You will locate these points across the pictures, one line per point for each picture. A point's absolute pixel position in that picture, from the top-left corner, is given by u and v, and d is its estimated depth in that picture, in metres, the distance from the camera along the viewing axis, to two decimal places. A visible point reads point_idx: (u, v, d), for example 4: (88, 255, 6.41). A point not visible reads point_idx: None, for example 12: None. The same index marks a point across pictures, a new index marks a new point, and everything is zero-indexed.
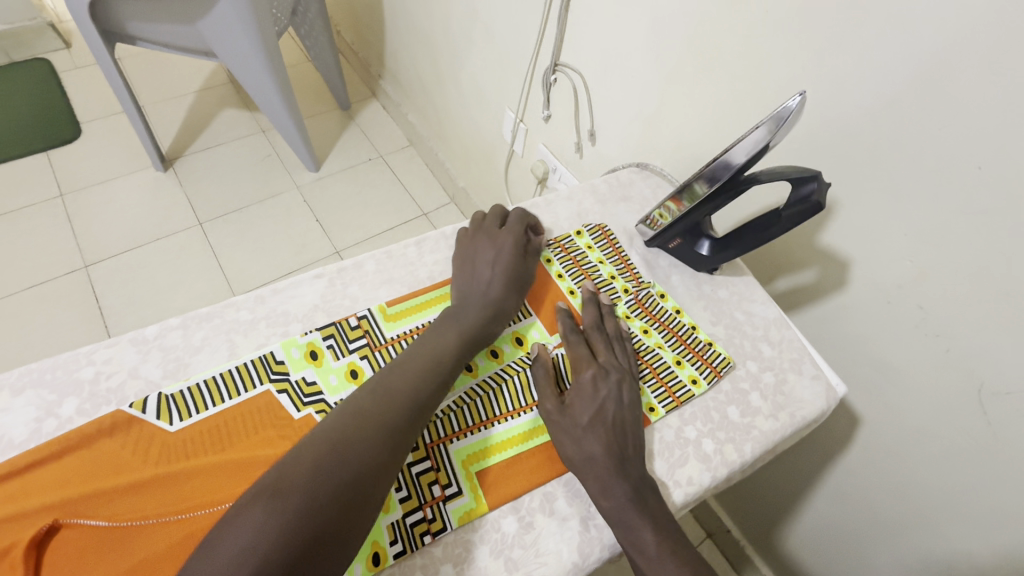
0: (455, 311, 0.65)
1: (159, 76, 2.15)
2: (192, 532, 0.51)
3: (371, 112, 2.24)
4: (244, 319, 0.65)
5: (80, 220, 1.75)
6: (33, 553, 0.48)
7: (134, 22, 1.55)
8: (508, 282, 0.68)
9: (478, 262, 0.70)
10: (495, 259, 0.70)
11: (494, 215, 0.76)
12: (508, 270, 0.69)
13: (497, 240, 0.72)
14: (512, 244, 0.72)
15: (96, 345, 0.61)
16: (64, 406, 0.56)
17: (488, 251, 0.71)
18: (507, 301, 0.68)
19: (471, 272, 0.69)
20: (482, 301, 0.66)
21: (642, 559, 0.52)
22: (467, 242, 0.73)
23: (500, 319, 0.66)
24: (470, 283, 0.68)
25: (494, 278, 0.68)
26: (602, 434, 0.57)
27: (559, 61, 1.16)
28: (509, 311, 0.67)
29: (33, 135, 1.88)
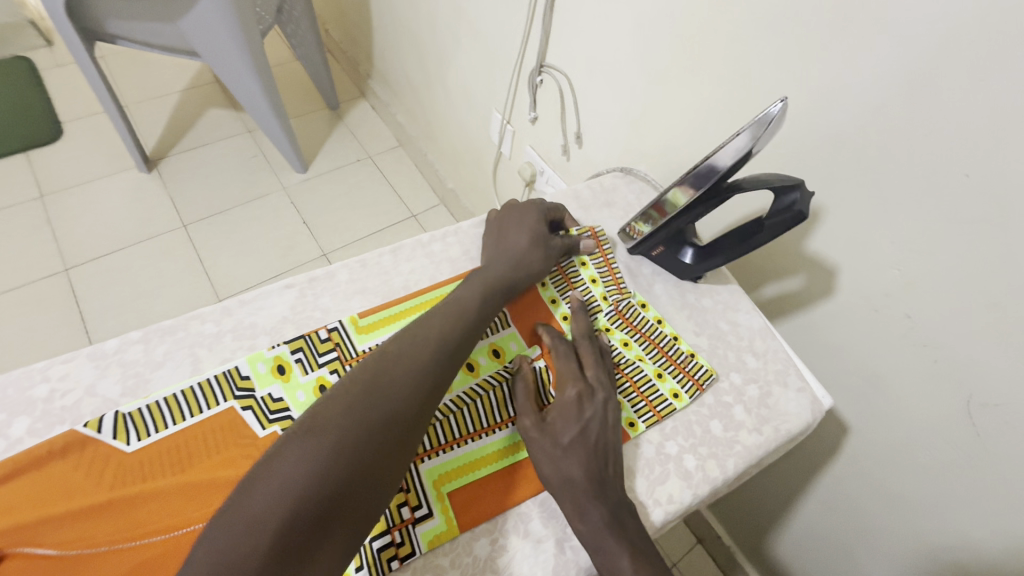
0: (481, 268, 0.67)
1: (142, 76, 2.11)
2: (142, 561, 0.49)
3: (359, 112, 2.21)
4: (209, 332, 0.63)
5: (60, 222, 1.71)
6: None
7: (113, 20, 1.52)
8: (534, 243, 0.70)
9: (507, 224, 0.72)
10: (523, 222, 0.72)
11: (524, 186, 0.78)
12: (534, 232, 0.71)
13: (525, 206, 0.74)
14: (539, 211, 0.73)
15: (52, 360, 0.58)
16: (15, 426, 0.54)
17: (516, 214, 0.73)
18: (533, 260, 0.69)
19: (499, 233, 0.71)
20: (508, 259, 0.68)
21: None
22: (500, 213, 0.75)
23: (524, 278, 0.67)
24: (497, 243, 0.70)
25: (522, 239, 0.70)
26: (585, 448, 0.56)
27: (545, 62, 1.14)
28: (533, 270, 0.68)
29: (12, 135, 1.84)
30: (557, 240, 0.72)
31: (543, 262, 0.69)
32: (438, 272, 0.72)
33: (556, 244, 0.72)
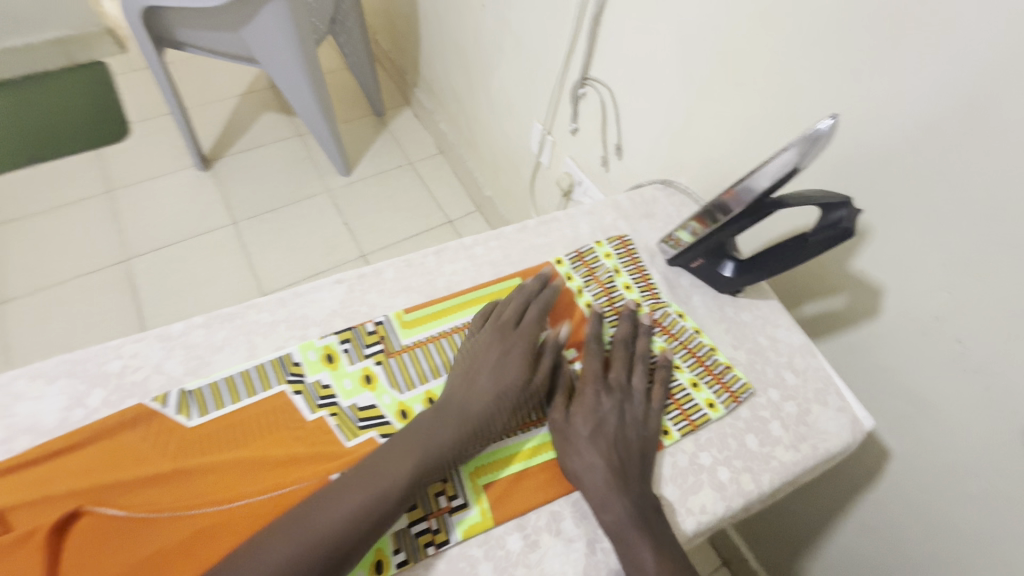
0: (423, 427, 0.56)
1: (204, 80, 2.25)
2: (199, 529, 0.52)
3: (403, 119, 2.29)
4: (265, 321, 0.67)
5: (124, 215, 1.83)
6: (56, 536, 0.50)
7: (182, 28, 1.63)
8: (504, 394, 0.60)
9: (479, 361, 0.63)
10: (500, 362, 0.62)
11: (517, 303, 0.68)
12: (507, 379, 0.61)
13: (506, 340, 0.64)
14: (524, 349, 0.63)
15: (125, 339, 0.63)
16: (92, 397, 0.59)
17: (494, 350, 0.63)
18: (491, 417, 0.59)
19: (469, 371, 0.62)
20: (467, 413, 0.58)
21: None
22: (474, 345, 0.65)
23: (472, 441, 0.57)
24: (462, 385, 0.61)
25: (485, 388, 0.60)
26: (604, 442, 0.57)
27: (589, 75, 1.16)
28: (494, 426, 0.59)
29: (85, 133, 1.98)
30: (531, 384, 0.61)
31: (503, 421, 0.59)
32: (479, 274, 0.74)
33: (526, 394, 0.61)
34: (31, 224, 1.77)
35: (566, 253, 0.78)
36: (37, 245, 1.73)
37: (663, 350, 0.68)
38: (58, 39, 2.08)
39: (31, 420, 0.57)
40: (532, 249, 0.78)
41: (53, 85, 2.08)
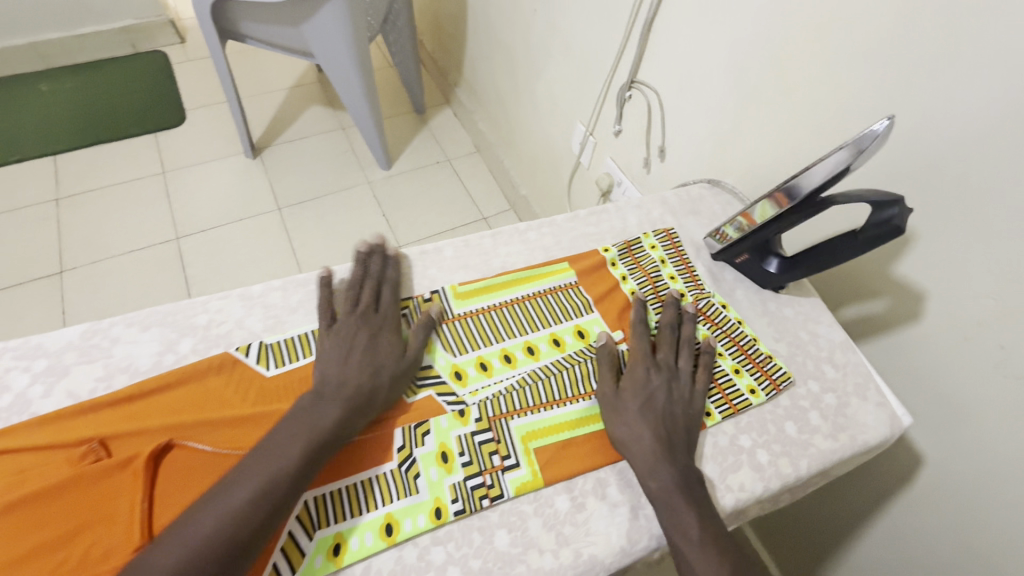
0: (306, 408, 0.56)
1: (258, 72, 2.35)
2: None
3: (444, 117, 2.36)
4: (335, 288, 0.72)
5: (177, 196, 1.93)
6: (151, 465, 0.56)
7: (246, 21, 1.73)
8: (381, 372, 0.61)
9: (347, 345, 0.62)
10: (370, 344, 0.63)
11: (372, 286, 0.69)
12: (379, 359, 0.62)
13: (370, 323, 0.65)
14: (389, 326, 0.66)
15: (211, 296, 0.70)
16: (182, 345, 0.65)
17: (361, 333, 0.64)
18: (375, 391, 0.60)
19: (340, 356, 0.61)
20: (348, 393, 0.58)
21: (685, 542, 0.54)
22: (337, 333, 0.63)
23: (362, 416, 0.58)
24: (335, 370, 0.60)
25: (361, 367, 0.60)
26: (653, 415, 0.61)
27: (636, 79, 1.20)
28: (379, 400, 0.60)
29: (146, 118, 2.10)
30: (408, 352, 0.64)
31: (390, 393, 0.61)
32: (531, 257, 0.78)
33: (403, 363, 0.63)
34: (93, 199, 1.88)
35: (614, 243, 0.81)
36: (97, 220, 1.84)
37: (707, 337, 0.71)
38: (125, 28, 2.20)
39: (129, 361, 0.63)
40: (581, 237, 0.82)
41: (118, 70, 2.20)
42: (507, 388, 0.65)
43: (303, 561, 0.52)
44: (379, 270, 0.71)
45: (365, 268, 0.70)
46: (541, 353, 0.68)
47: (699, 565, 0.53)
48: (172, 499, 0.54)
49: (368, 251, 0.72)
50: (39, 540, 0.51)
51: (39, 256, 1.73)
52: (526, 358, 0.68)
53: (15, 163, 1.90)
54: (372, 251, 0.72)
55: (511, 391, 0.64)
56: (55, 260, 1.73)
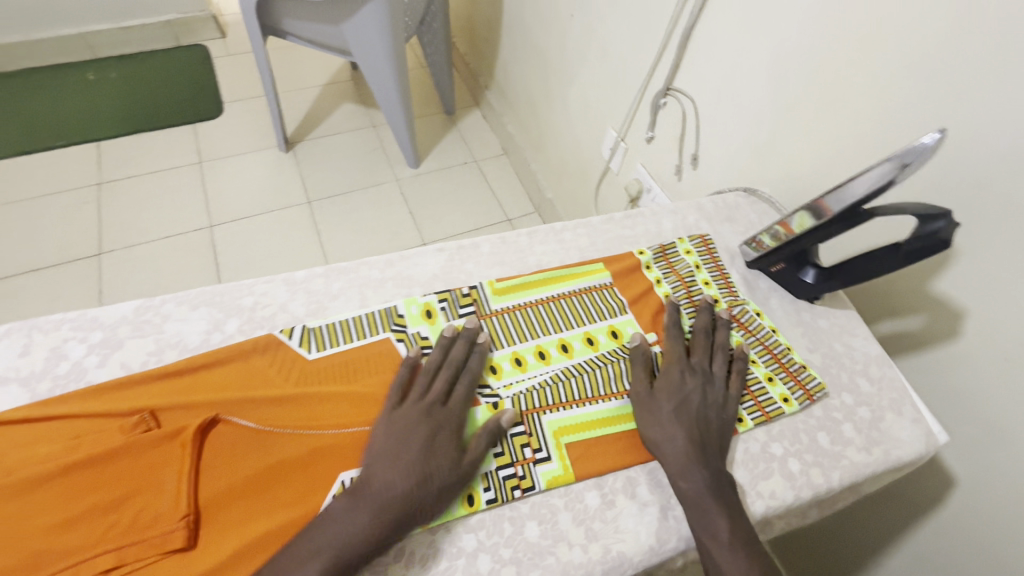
0: (344, 512, 0.52)
1: (294, 68, 2.41)
2: (316, 448, 0.59)
3: (473, 119, 2.38)
4: (375, 277, 0.74)
5: (212, 185, 1.99)
6: (199, 437, 0.58)
7: (288, 18, 1.77)
8: (430, 482, 0.55)
9: (401, 442, 0.57)
10: (426, 446, 0.57)
11: (446, 375, 0.63)
12: (431, 465, 0.56)
13: (432, 419, 0.59)
14: (452, 428, 0.59)
15: (257, 280, 0.72)
16: (229, 324, 0.67)
17: (420, 428, 0.58)
18: (418, 502, 0.54)
19: (391, 453, 0.56)
20: (389, 502, 0.53)
21: (714, 545, 0.54)
22: (398, 420, 0.59)
23: (398, 530, 0.53)
24: (382, 470, 0.55)
25: (409, 473, 0.55)
26: (687, 418, 0.61)
27: (672, 86, 1.20)
28: (420, 514, 0.54)
29: (186, 109, 2.16)
30: (463, 463, 0.57)
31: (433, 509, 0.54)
32: (567, 257, 0.79)
33: (456, 475, 0.56)
34: (132, 185, 1.94)
35: (649, 247, 0.81)
36: (135, 205, 1.90)
37: (740, 343, 0.71)
38: (170, 22, 2.28)
39: (178, 337, 0.66)
40: (617, 239, 0.82)
41: (161, 62, 2.28)
42: (540, 383, 0.66)
43: None
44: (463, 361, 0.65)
45: (443, 356, 0.64)
46: (575, 351, 0.69)
47: (727, 565, 0.53)
48: (217, 472, 0.57)
49: (456, 336, 0.67)
50: (96, 501, 0.53)
51: (79, 237, 1.80)
52: (560, 355, 0.69)
53: (60, 148, 1.98)
54: (459, 338, 0.67)
55: (545, 386, 0.65)
56: (94, 243, 1.79)
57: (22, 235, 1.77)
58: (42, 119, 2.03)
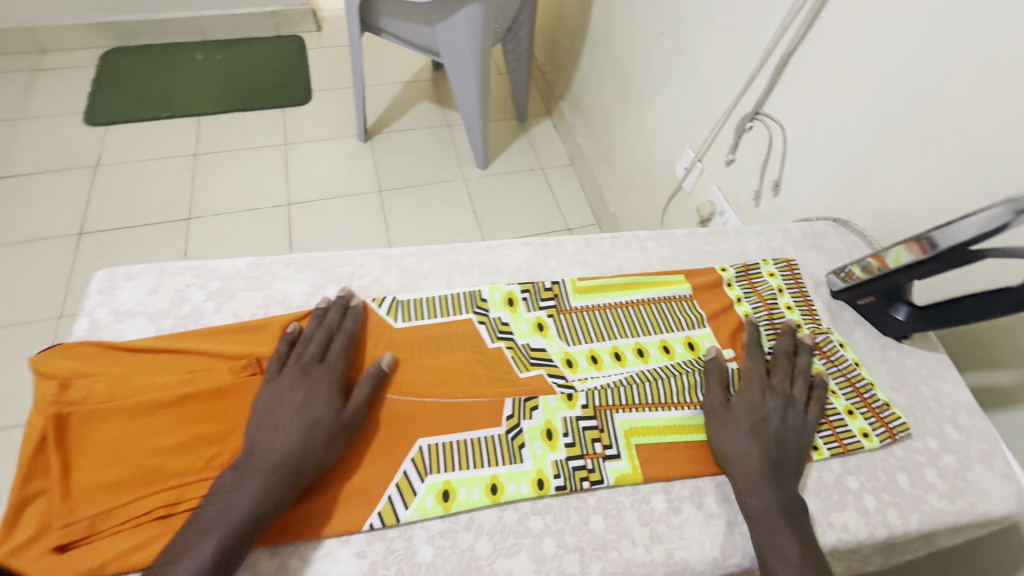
0: (233, 483, 0.53)
1: (380, 65, 2.53)
2: (399, 411, 0.62)
3: (544, 128, 2.43)
4: (463, 262, 0.77)
5: (294, 166, 2.11)
6: None
7: (388, 17, 1.88)
8: (315, 433, 0.56)
9: (281, 404, 0.59)
10: (304, 402, 0.59)
11: (320, 337, 0.65)
12: (310, 419, 0.57)
13: (310, 379, 0.61)
14: (329, 381, 0.61)
15: (355, 252, 0.77)
16: (328, 289, 0.72)
17: (297, 389, 0.60)
18: (307, 457, 0.55)
19: (272, 418, 0.57)
20: (275, 462, 0.54)
21: (781, 566, 0.53)
22: (272, 388, 0.60)
23: (292, 485, 0.54)
24: (267, 435, 0.56)
25: (292, 430, 0.56)
26: (765, 435, 0.61)
27: (761, 110, 1.18)
28: (311, 466, 0.55)
29: (278, 93, 2.31)
30: (346, 412, 0.59)
31: (325, 458, 0.56)
32: (648, 265, 0.80)
33: (339, 423, 0.58)
34: (223, 159, 2.08)
35: (732, 265, 0.81)
36: (224, 178, 2.03)
37: (821, 371, 0.70)
38: (273, 13, 2.45)
39: (284, 295, 0.71)
40: (699, 254, 0.83)
41: (260, 49, 2.45)
42: (614, 383, 0.67)
43: (415, 499, 0.57)
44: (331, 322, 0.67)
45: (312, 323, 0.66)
46: (650, 356, 0.70)
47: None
48: None
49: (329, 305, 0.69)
50: (202, 433, 0.59)
51: (172, 202, 1.94)
52: (635, 359, 0.70)
53: (165, 119, 2.15)
54: (332, 307, 0.68)
55: (618, 387, 0.66)
56: (185, 208, 1.94)
57: (124, 194, 1.93)
58: (152, 91, 2.22)
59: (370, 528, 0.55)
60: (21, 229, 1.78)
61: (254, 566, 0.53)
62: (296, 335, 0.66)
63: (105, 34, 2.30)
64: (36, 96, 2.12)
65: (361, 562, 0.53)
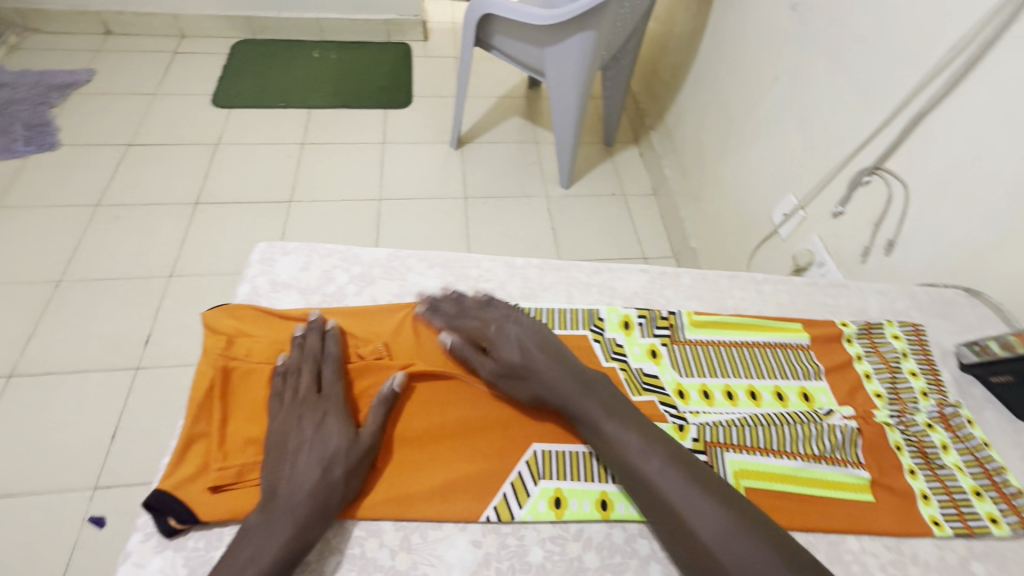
0: (257, 526, 0.52)
1: (479, 79, 2.64)
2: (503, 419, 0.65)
3: (629, 155, 2.44)
4: (583, 280, 0.81)
5: (388, 164, 2.21)
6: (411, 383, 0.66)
7: (501, 35, 1.97)
8: (334, 466, 0.56)
9: (290, 442, 0.58)
10: (312, 436, 0.58)
11: (307, 367, 0.63)
12: (326, 454, 0.57)
13: (311, 410, 0.60)
14: (334, 409, 0.60)
15: (483, 256, 0.82)
16: (457, 287, 0.77)
17: (302, 424, 0.59)
18: (331, 490, 0.55)
19: (285, 456, 0.57)
20: (300, 499, 0.54)
21: (627, 453, 0.57)
22: (277, 424, 0.59)
23: (322, 519, 0.54)
24: (283, 472, 0.56)
25: (310, 465, 0.56)
26: (532, 360, 0.64)
27: (882, 165, 1.12)
28: (335, 498, 0.55)
29: (381, 95, 2.45)
30: (362, 440, 0.59)
31: (349, 489, 0.56)
32: (764, 309, 0.81)
33: (357, 453, 0.58)
34: (327, 149, 2.20)
35: (853, 322, 0.79)
36: (322, 166, 2.14)
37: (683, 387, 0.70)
38: (387, 20, 2.62)
39: (418, 286, 0.77)
40: (817, 306, 0.83)
41: (371, 53, 2.61)
42: (725, 421, 0.66)
43: (528, 501, 0.59)
44: (316, 348, 0.65)
45: (299, 352, 0.65)
46: (763, 401, 0.70)
47: (699, 515, 0.52)
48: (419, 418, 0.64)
49: (307, 330, 0.67)
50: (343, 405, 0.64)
51: (276, 183, 2.04)
52: (747, 401, 0.70)
53: (280, 108, 2.31)
54: (311, 331, 0.67)
55: (730, 426, 0.66)
56: (288, 191, 2.03)
57: (237, 170, 2.05)
58: (271, 81, 2.40)
59: (486, 520, 0.58)
60: (147, 190, 1.91)
61: (380, 534, 0.57)
62: (283, 366, 0.64)
63: (238, 27, 2.53)
64: (173, 75, 2.34)
65: (476, 551, 0.56)
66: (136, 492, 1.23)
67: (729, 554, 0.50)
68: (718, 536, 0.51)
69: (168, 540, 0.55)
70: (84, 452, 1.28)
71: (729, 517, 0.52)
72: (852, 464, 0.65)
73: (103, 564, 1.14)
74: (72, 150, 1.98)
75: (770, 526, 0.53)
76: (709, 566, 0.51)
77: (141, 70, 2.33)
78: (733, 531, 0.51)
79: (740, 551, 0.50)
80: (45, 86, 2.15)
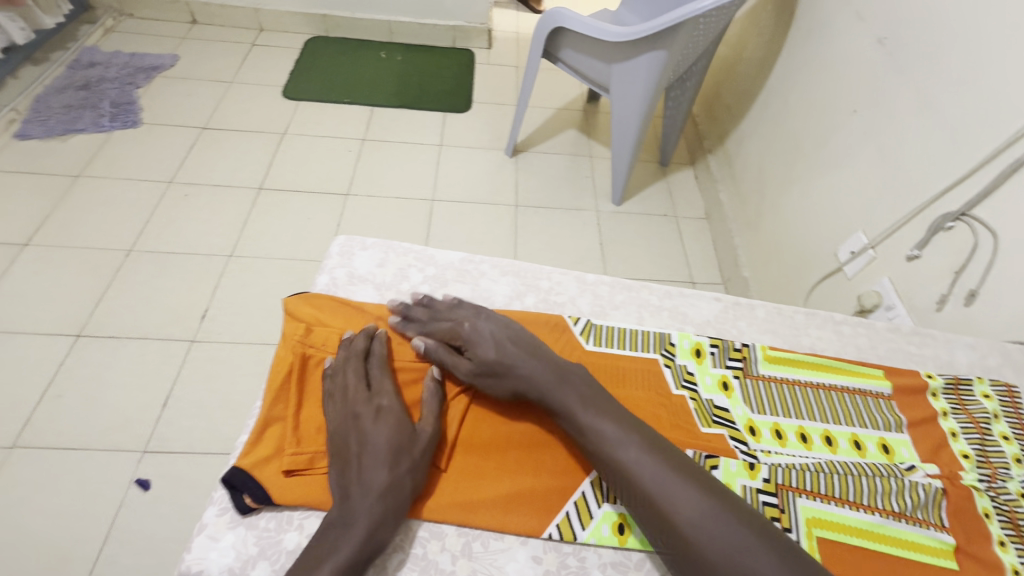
0: (336, 521, 0.53)
1: (541, 90, 2.67)
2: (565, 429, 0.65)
3: (684, 177, 2.40)
4: (654, 302, 0.80)
5: (443, 166, 2.24)
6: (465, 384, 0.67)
7: (570, 49, 1.99)
8: (400, 459, 0.56)
9: (352, 441, 0.58)
10: (371, 431, 0.58)
11: (354, 367, 0.64)
12: (391, 448, 0.57)
13: (367, 407, 0.60)
14: (389, 404, 0.61)
15: (554, 269, 0.83)
16: (528, 298, 0.78)
17: (360, 419, 0.59)
18: (400, 483, 0.55)
19: (349, 453, 0.57)
20: (372, 492, 0.54)
21: (608, 446, 0.55)
22: (334, 422, 0.60)
23: (396, 511, 0.54)
24: (349, 468, 0.56)
25: (375, 458, 0.56)
26: (507, 356, 0.63)
27: (969, 212, 1.06)
28: (406, 490, 0.55)
29: (442, 99, 2.50)
30: (422, 434, 0.59)
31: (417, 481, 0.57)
32: (842, 350, 0.79)
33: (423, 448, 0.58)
34: (385, 147, 2.25)
35: (939, 378, 0.75)
36: (379, 163, 2.19)
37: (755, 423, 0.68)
38: (455, 27, 2.67)
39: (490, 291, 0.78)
40: (899, 354, 0.80)
41: (436, 56, 2.67)
42: (799, 465, 0.64)
43: (590, 523, 0.58)
44: (360, 348, 0.66)
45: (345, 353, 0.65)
46: (839, 448, 0.67)
47: (675, 499, 0.51)
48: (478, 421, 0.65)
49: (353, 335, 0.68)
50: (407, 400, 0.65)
51: (336, 176, 2.10)
52: (822, 446, 0.67)
53: (345, 103, 2.39)
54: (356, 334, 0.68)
55: (805, 470, 0.63)
56: (346, 184, 2.09)
57: (300, 161, 2.12)
58: (339, 78, 2.48)
59: (548, 536, 0.57)
60: (217, 172, 2.00)
61: (443, 536, 0.57)
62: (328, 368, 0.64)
63: (313, 24, 2.64)
64: (249, 65, 2.45)
65: (536, 566, 0.56)
66: (182, 461, 1.27)
67: (709, 540, 0.48)
68: (691, 522, 0.49)
69: (242, 517, 0.57)
70: (139, 416, 1.33)
71: (708, 503, 0.50)
72: (935, 527, 0.61)
73: (144, 527, 1.18)
74: (151, 129, 2.10)
75: (750, 514, 0.51)
76: (692, 553, 0.49)
77: (221, 59, 2.45)
78: (712, 514, 0.50)
79: (715, 536, 0.48)
80: (133, 68, 2.28)
